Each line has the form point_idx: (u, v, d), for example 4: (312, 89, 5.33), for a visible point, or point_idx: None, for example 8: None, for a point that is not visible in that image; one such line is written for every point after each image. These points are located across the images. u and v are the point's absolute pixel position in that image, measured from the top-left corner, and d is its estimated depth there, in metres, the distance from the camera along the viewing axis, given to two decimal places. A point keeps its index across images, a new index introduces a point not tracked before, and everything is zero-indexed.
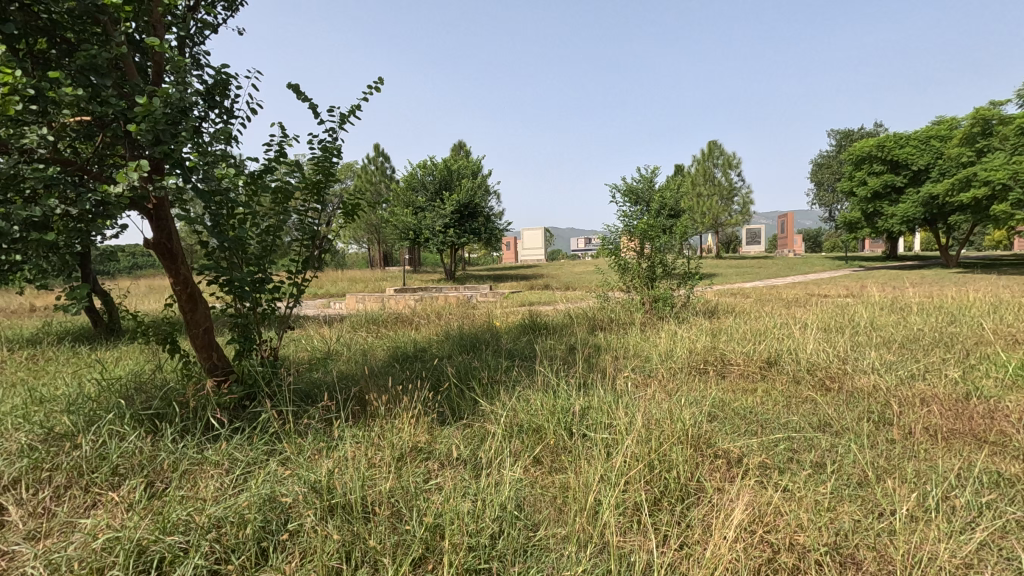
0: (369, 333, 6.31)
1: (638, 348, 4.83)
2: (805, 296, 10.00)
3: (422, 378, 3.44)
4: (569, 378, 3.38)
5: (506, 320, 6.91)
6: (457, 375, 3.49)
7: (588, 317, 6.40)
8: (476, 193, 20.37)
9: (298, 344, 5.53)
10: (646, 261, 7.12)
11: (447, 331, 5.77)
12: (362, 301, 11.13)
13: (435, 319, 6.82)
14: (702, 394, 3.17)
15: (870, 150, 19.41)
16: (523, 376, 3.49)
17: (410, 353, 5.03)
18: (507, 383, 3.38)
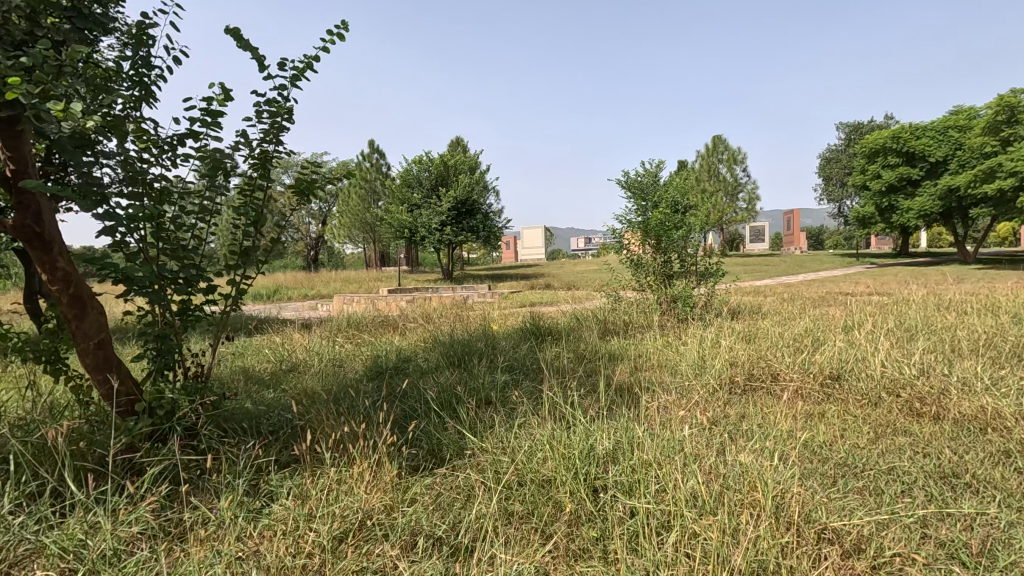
0: (350, 339, 5.56)
1: (660, 358, 4.06)
2: (830, 294, 9.18)
3: (395, 405, 2.68)
4: (585, 404, 2.62)
5: (506, 324, 6.14)
6: (439, 401, 2.73)
7: (597, 320, 5.63)
8: (474, 190, 19.55)
9: (264, 354, 4.78)
10: (661, 256, 6.34)
11: (435, 338, 5.00)
12: (351, 303, 10.36)
13: (425, 323, 6.06)
14: (760, 426, 2.41)
15: (884, 141, 18.62)
16: (526, 401, 2.73)
17: (390, 367, 4.27)
18: (504, 411, 2.62)
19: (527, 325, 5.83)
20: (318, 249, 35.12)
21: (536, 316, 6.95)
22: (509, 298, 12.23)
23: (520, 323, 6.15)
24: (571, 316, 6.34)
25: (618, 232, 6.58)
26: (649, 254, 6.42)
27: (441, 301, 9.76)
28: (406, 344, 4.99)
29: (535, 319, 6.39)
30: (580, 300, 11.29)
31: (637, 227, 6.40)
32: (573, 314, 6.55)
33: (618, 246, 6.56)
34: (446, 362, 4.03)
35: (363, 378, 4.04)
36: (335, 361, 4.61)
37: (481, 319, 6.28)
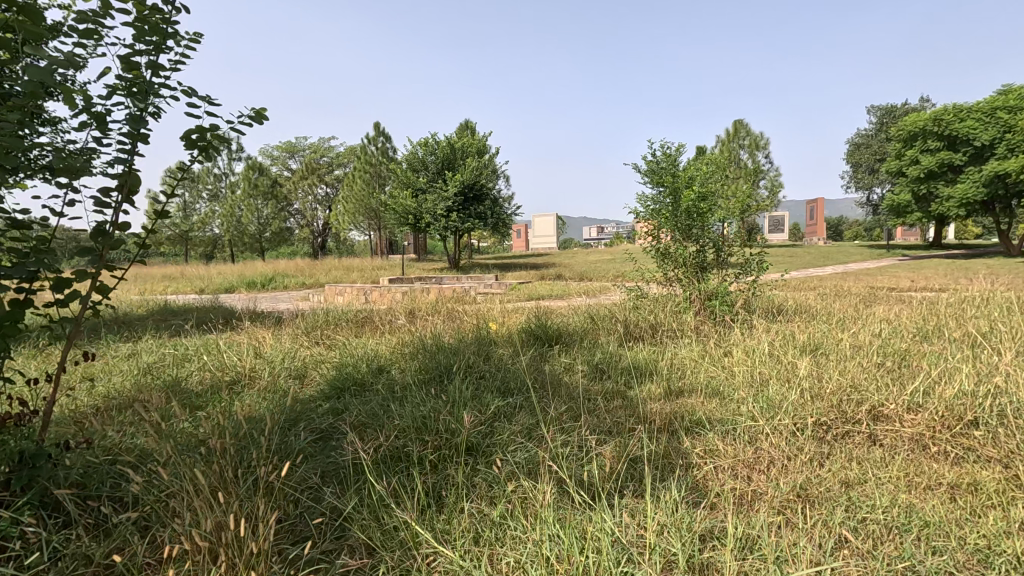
0: (321, 342, 4.69)
1: (701, 381, 3.12)
2: (878, 289, 8.11)
3: (318, 478, 1.83)
4: (603, 486, 1.75)
5: (509, 324, 5.23)
6: (383, 472, 1.87)
7: (615, 321, 4.70)
8: (482, 174, 18.56)
9: (210, 360, 3.93)
10: (693, 244, 5.35)
11: (417, 341, 4.12)
12: (343, 295, 9.50)
13: (413, 321, 5.18)
14: (897, 536, 1.50)
15: (924, 124, 17.27)
16: (511, 478, 1.87)
17: (353, 381, 3.40)
18: (478, 496, 1.76)
19: (533, 324, 4.92)
20: (325, 236, 34.40)
21: (543, 313, 6.02)
22: (516, 290, 11.28)
23: (524, 322, 5.24)
24: (583, 314, 5.41)
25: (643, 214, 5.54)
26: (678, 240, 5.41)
27: (440, 293, 8.86)
28: (381, 349, 4.10)
29: (540, 317, 5.47)
30: (593, 293, 10.32)
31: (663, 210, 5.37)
32: (585, 312, 5.62)
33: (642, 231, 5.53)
34: (422, 380, 3.15)
35: (316, 399, 3.18)
36: (292, 371, 3.75)
37: (478, 318, 5.38)
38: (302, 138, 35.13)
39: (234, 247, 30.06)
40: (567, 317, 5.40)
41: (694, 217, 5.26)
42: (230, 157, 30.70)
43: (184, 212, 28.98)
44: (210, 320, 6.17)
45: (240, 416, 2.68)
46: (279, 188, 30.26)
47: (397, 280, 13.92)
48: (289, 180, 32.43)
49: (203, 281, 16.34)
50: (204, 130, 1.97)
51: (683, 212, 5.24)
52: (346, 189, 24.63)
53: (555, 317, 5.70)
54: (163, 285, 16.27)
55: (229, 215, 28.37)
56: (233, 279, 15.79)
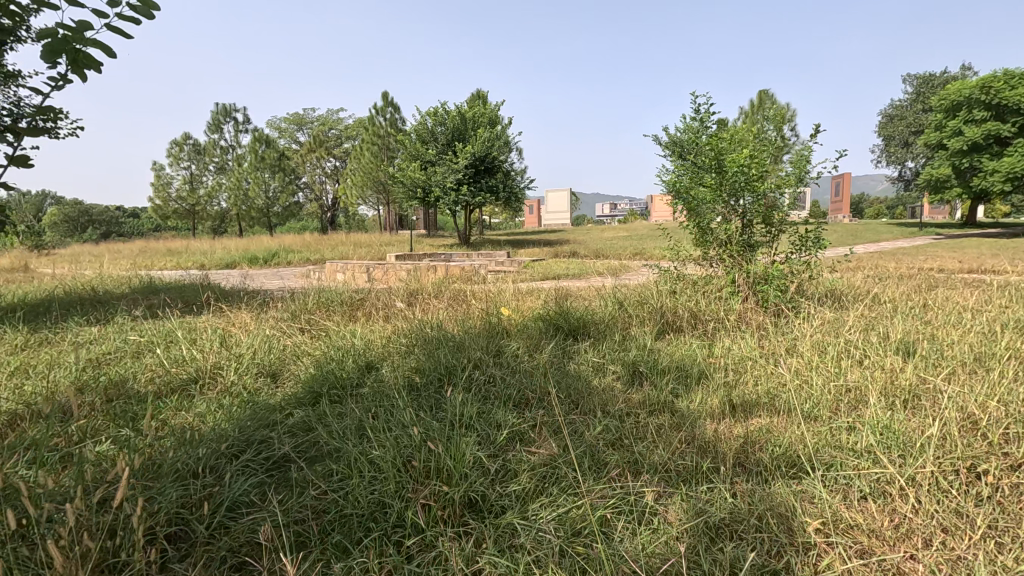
0: (307, 328, 4.08)
1: (773, 396, 2.44)
2: (933, 269, 7.30)
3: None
4: None
5: (524, 309, 4.56)
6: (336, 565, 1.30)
7: (647, 306, 4.02)
8: (494, 145, 17.67)
9: (172, 351, 3.33)
10: (742, 219, 4.44)
11: (415, 330, 3.48)
12: (345, 272, 8.88)
13: (413, 305, 4.53)
14: None
15: (970, 91, 16.04)
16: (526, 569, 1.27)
17: (335, 382, 2.79)
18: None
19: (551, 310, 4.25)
20: (334, 211, 33.79)
21: (561, 296, 5.36)
22: (529, 267, 10.58)
23: (541, 307, 4.57)
24: (607, 298, 4.71)
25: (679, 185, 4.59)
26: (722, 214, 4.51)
27: (447, 272, 8.20)
28: (373, 338, 3.48)
29: (559, 302, 4.80)
30: (613, 271, 9.60)
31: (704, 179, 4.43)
32: (610, 295, 4.94)
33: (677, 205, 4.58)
34: (416, 388, 2.54)
35: (288, 407, 2.59)
36: (266, 365, 3.15)
37: (487, 301, 4.74)
38: (310, 110, 34.25)
39: (242, 221, 29.58)
40: (589, 302, 4.72)
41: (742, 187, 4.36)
42: (237, 128, 29.97)
43: (191, 185, 28.46)
44: (193, 300, 5.60)
45: (183, 435, 2.10)
46: (287, 161, 29.57)
47: (404, 256, 13.28)
48: (297, 152, 31.69)
49: (206, 256, 15.85)
50: (69, 37, 1.33)
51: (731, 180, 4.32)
52: (355, 162, 23.88)
53: (575, 301, 5.02)
54: (165, 259, 15.77)
55: (236, 187, 27.79)
56: (237, 254, 15.27)
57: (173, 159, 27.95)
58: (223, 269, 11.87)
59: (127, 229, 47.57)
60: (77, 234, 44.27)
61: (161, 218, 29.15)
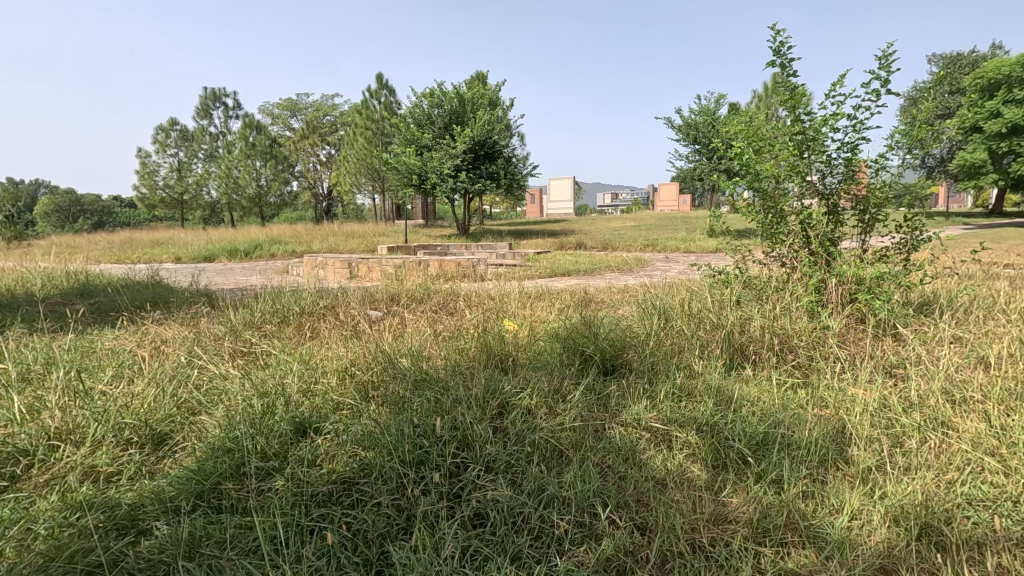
0: (244, 355, 2.99)
1: (993, 527, 1.36)
2: (1011, 263, 6.19)
3: None
4: None
5: (535, 323, 3.45)
6: None
7: (706, 323, 2.91)
8: (495, 128, 16.46)
9: (15, 398, 2.21)
10: (829, 203, 3.30)
11: (380, 365, 2.41)
12: (324, 268, 7.76)
13: (389, 320, 3.45)
14: None
15: (1009, 69, 14.85)
16: None
17: (241, 462, 1.75)
18: None
19: (572, 328, 3.14)
20: (329, 200, 32.60)
21: (581, 303, 4.25)
22: (534, 261, 9.45)
23: (557, 322, 3.46)
24: (642, 309, 3.57)
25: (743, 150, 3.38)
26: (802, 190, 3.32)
27: (441, 268, 7.10)
28: (318, 374, 2.41)
29: (579, 313, 3.69)
30: (629, 266, 8.48)
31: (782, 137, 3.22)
32: (643, 303, 3.81)
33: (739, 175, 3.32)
34: (361, 495, 1.49)
35: (150, 519, 1.53)
36: (149, 420, 2.07)
37: (485, 313, 3.63)
38: (303, 95, 32.90)
39: (233, 211, 28.38)
40: (618, 315, 3.62)
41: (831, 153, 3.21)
42: (226, 114, 28.67)
43: (178, 173, 27.20)
44: (118, 306, 4.46)
45: None
46: (279, 148, 28.30)
47: (397, 249, 12.14)
48: (290, 139, 30.41)
49: (186, 248, 14.68)
50: None
51: (817, 141, 3.18)
52: (348, 148, 22.65)
53: (600, 311, 3.91)
54: (141, 252, 14.55)
55: (226, 175, 26.55)
56: (217, 246, 14.12)
57: (159, 146, 26.67)
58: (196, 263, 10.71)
59: (120, 220, 46.40)
60: (66, 225, 42.97)
61: (148, 208, 27.91)
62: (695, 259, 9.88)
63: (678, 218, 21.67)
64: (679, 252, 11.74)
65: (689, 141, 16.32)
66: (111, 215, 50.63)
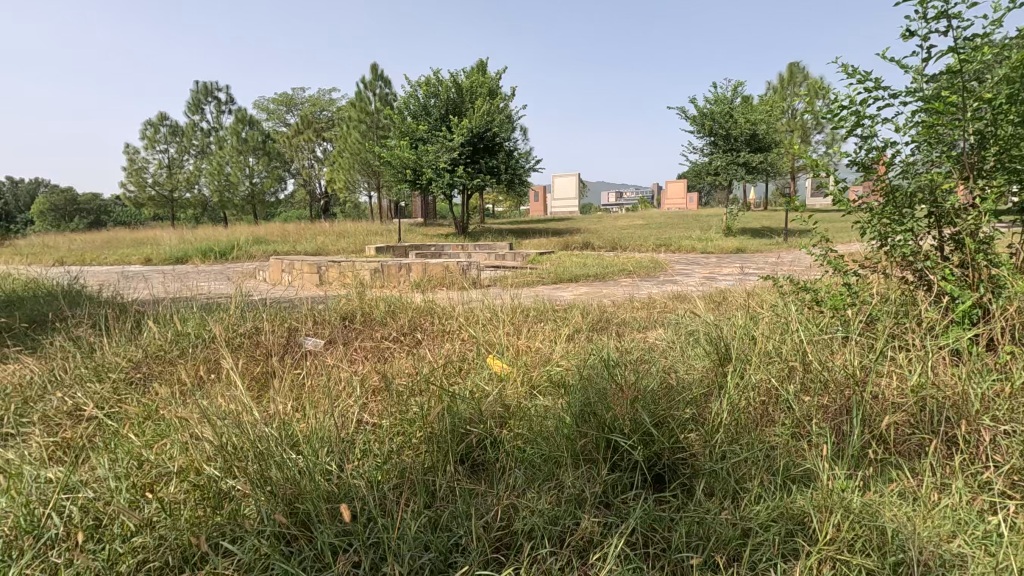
0: (76, 425, 1.93)
1: None
2: None
3: None
4: None
5: (531, 367, 2.36)
6: None
7: (803, 382, 1.82)
8: (495, 119, 15.32)
9: None
10: (984, 201, 2.02)
11: (245, 485, 1.36)
12: (291, 272, 6.66)
13: (319, 367, 2.35)
14: None
15: None
16: None
17: None
18: None
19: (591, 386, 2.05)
20: (326, 198, 31.51)
21: (599, 329, 3.15)
22: (536, 265, 8.32)
23: (567, 364, 2.36)
24: (688, 348, 2.47)
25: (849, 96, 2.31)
26: (942, 164, 2.13)
27: (426, 273, 6.02)
28: (128, 500, 1.35)
29: (598, 349, 2.58)
30: (644, 270, 7.35)
31: (913, 73, 2.12)
32: (689, 333, 2.71)
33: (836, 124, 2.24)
34: None
35: None
36: None
37: (460, 350, 2.53)
38: (299, 90, 31.79)
39: (224, 209, 27.35)
40: (655, 354, 2.52)
41: (991, 113, 1.99)
42: (218, 108, 27.60)
43: (167, 170, 26.15)
44: None
45: None
46: (272, 144, 27.24)
47: (385, 250, 11.02)
48: (284, 135, 29.33)
49: (162, 248, 13.58)
50: None
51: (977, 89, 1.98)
52: (342, 143, 21.56)
53: (625, 342, 2.81)
54: (112, 253, 13.47)
55: (217, 172, 25.46)
56: (193, 246, 13.04)
57: (147, 142, 25.61)
58: (160, 266, 9.60)
59: (115, 219, 45.46)
60: (59, 225, 42.09)
61: (137, 206, 26.87)
62: (719, 262, 8.73)
63: (690, 217, 20.48)
64: (697, 253, 10.60)
65: (703, 132, 15.11)
66: (107, 215, 49.60)
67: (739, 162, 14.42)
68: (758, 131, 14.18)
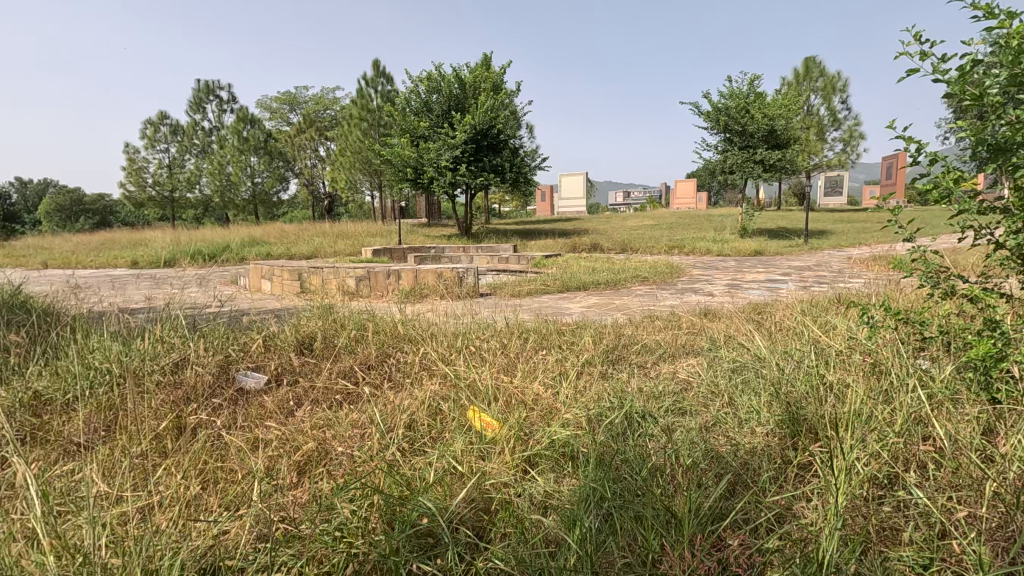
0: None
1: None
2: None
3: None
4: None
5: (528, 432, 1.73)
6: None
7: (940, 493, 1.17)
8: (499, 115, 14.68)
9: None
10: None
11: None
12: (270, 279, 6.06)
13: (242, 440, 1.72)
14: None
15: None
16: None
17: None
18: None
19: (609, 479, 1.42)
20: (331, 198, 31.00)
21: (618, 362, 2.51)
22: (542, 269, 7.68)
23: (576, 429, 1.72)
24: (740, 404, 1.84)
25: (947, 60, 1.72)
26: None
27: (416, 281, 5.40)
28: None
29: (618, 399, 1.95)
30: (660, 275, 6.69)
31: None
32: (738, 377, 2.07)
33: (959, 87, 1.66)
34: None
35: None
36: None
37: (434, 402, 1.91)
38: (301, 88, 31.26)
39: (226, 210, 26.92)
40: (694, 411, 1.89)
41: None
42: (219, 106, 27.15)
43: (168, 169, 25.74)
44: None
45: None
46: (273, 143, 26.76)
47: (384, 253, 10.43)
48: (286, 134, 28.81)
49: (155, 250, 13.11)
50: None
51: None
52: (343, 142, 21.03)
53: (651, 385, 2.18)
54: (102, 256, 12.96)
55: (217, 172, 25.01)
56: (185, 248, 12.50)
57: (148, 141, 25.22)
58: (144, 270, 9.08)
59: (123, 220, 45.38)
60: (66, 225, 41.95)
61: (138, 207, 26.47)
62: (739, 266, 8.05)
63: (702, 217, 19.73)
64: (714, 256, 9.92)
65: (718, 128, 14.41)
66: (113, 215, 49.40)
67: (756, 159, 13.69)
68: (775, 126, 13.48)
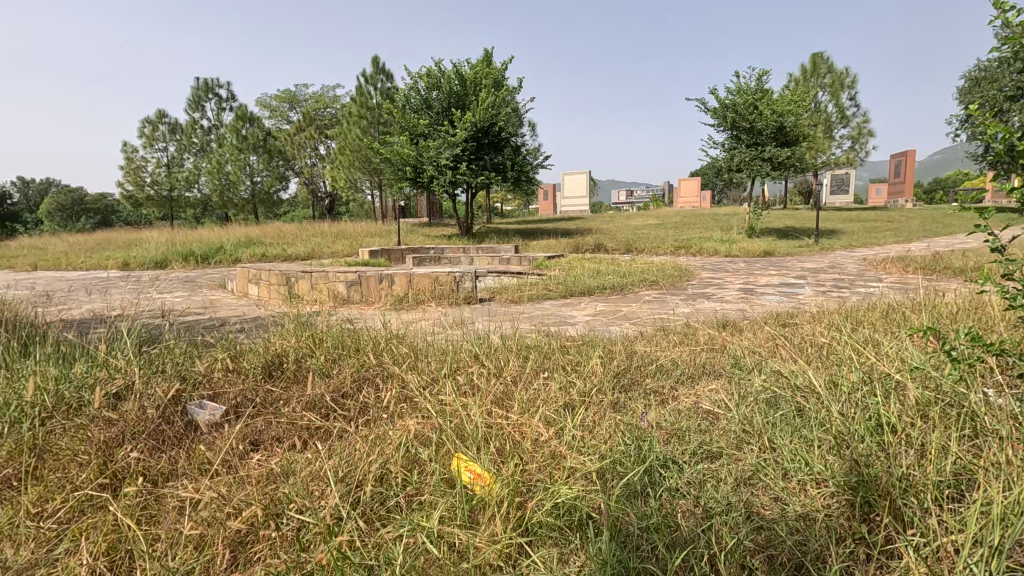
0: None
1: None
2: None
3: None
4: None
5: (528, 489, 1.41)
6: None
7: None
8: (500, 112, 14.34)
9: None
10: None
11: None
12: (257, 285, 5.74)
13: (177, 500, 1.40)
14: None
15: None
16: None
17: None
18: None
19: (631, 569, 1.09)
20: (331, 197, 30.71)
21: (632, 390, 2.18)
22: (544, 272, 7.35)
23: (586, 486, 1.40)
24: (784, 454, 1.50)
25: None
26: None
27: (411, 287, 5.09)
28: None
29: (634, 443, 1.61)
30: (668, 278, 6.36)
31: None
32: (777, 415, 1.73)
33: None
34: None
35: None
36: None
37: (411, 448, 1.58)
38: (301, 87, 30.97)
39: (225, 209, 26.63)
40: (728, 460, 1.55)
41: None
42: (217, 105, 26.87)
43: (166, 169, 25.46)
44: None
45: None
46: (273, 142, 26.47)
47: (381, 255, 10.11)
48: (286, 133, 28.52)
49: (149, 250, 12.81)
50: None
51: None
52: (342, 141, 20.72)
53: (671, 421, 1.85)
54: (94, 257, 12.66)
55: (216, 171, 24.72)
56: (178, 249, 12.19)
57: (146, 140, 24.94)
58: (132, 273, 8.78)
59: (123, 220, 45.19)
60: (65, 226, 41.73)
61: (136, 207, 26.19)
62: (749, 269, 7.71)
63: (707, 216, 19.37)
64: (722, 257, 9.58)
65: (724, 125, 14.07)
66: (113, 215, 49.19)
67: (764, 156, 13.35)
68: (783, 123, 13.14)
